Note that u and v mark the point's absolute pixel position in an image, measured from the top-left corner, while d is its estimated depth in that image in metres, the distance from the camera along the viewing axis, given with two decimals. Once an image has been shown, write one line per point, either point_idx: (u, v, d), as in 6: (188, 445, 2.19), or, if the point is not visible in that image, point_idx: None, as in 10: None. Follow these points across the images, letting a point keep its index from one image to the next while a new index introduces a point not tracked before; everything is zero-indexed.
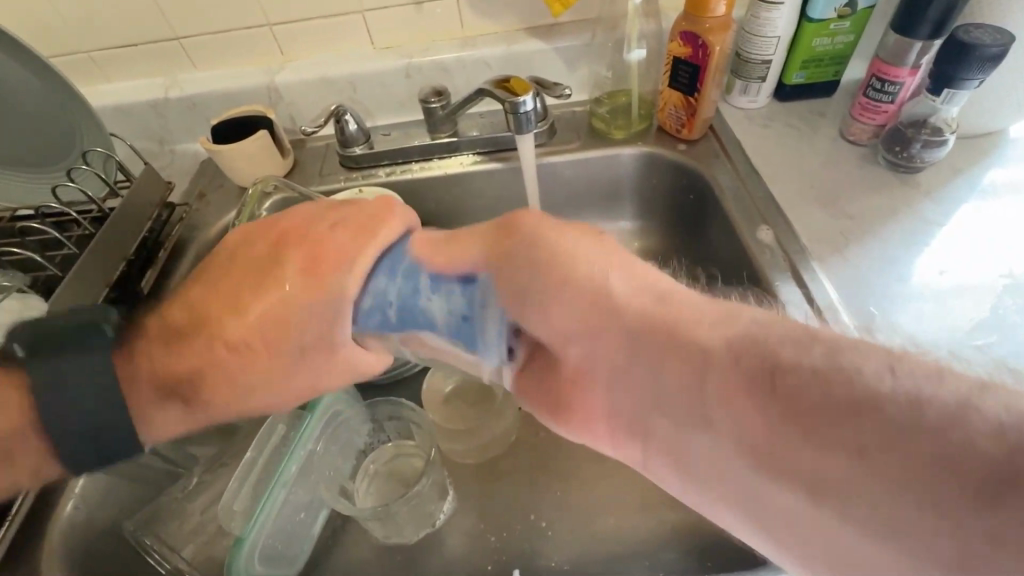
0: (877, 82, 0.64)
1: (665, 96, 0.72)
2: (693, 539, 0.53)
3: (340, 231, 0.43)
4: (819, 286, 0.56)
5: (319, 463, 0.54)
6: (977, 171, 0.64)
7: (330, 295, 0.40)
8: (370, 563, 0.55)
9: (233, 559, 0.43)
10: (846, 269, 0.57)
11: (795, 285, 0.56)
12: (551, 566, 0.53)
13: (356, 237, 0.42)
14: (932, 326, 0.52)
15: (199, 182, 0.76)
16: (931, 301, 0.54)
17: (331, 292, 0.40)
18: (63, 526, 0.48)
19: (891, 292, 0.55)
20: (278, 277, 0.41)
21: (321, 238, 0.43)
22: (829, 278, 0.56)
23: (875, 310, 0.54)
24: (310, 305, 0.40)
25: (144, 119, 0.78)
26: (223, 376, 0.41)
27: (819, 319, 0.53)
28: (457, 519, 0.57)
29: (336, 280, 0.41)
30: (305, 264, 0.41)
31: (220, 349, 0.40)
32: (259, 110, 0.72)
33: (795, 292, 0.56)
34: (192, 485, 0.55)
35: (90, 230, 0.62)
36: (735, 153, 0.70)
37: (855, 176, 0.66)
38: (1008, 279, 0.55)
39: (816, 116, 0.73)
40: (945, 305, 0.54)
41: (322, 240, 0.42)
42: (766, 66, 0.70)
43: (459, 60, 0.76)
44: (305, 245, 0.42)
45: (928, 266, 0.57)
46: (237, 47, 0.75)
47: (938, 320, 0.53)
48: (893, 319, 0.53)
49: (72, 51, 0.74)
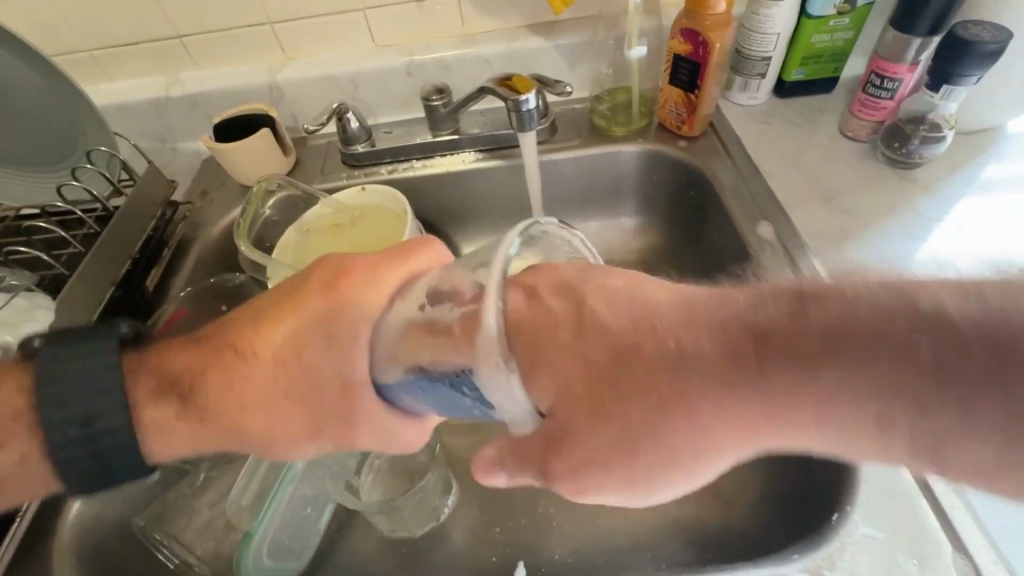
0: (876, 78, 0.65)
1: (665, 93, 0.72)
2: (695, 532, 0.54)
3: (372, 256, 0.43)
4: None
5: (325, 460, 0.55)
6: (976, 166, 0.65)
7: (359, 323, 0.39)
8: (376, 558, 0.55)
9: (240, 556, 0.44)
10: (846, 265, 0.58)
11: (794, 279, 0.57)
12: (555, 559, 0.54)
13: (388, 260, 0.43)
14: None
15: (201, 180, 0.76)
16: None
17: (363, 320, 0.39)
18: (75, 521, 0.48)
19: None
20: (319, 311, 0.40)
21: (348, 266, 0.43)
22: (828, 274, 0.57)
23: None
24: (343, 330, 0.39)
25: (147, 118, 0.78)
26: (240, 408, 0.40)
27: None
28: (461, 513, 0.58)
29: (355, 304, 0.40)
30: (328, 281, 0.42)
31: (279, 393, 0.40)
32: (261, 109, 0.72)
33: None
34: (198, 482, 0.55)
35: (95, 228, 0.62)
36: (735, 149, 0.71)
37: (854, 172, 0.66)
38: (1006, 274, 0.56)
39: (815, 113, 0.73)
40: None
41: (354, 270, 0.42)
42: (765, 63, 0.70)
43: (460, 57, 0.76)
44: (327, 269, 0.43)
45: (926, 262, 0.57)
46: (238, 46, 0.76)
47: None
48: None
49: (73, 49, 0.75)
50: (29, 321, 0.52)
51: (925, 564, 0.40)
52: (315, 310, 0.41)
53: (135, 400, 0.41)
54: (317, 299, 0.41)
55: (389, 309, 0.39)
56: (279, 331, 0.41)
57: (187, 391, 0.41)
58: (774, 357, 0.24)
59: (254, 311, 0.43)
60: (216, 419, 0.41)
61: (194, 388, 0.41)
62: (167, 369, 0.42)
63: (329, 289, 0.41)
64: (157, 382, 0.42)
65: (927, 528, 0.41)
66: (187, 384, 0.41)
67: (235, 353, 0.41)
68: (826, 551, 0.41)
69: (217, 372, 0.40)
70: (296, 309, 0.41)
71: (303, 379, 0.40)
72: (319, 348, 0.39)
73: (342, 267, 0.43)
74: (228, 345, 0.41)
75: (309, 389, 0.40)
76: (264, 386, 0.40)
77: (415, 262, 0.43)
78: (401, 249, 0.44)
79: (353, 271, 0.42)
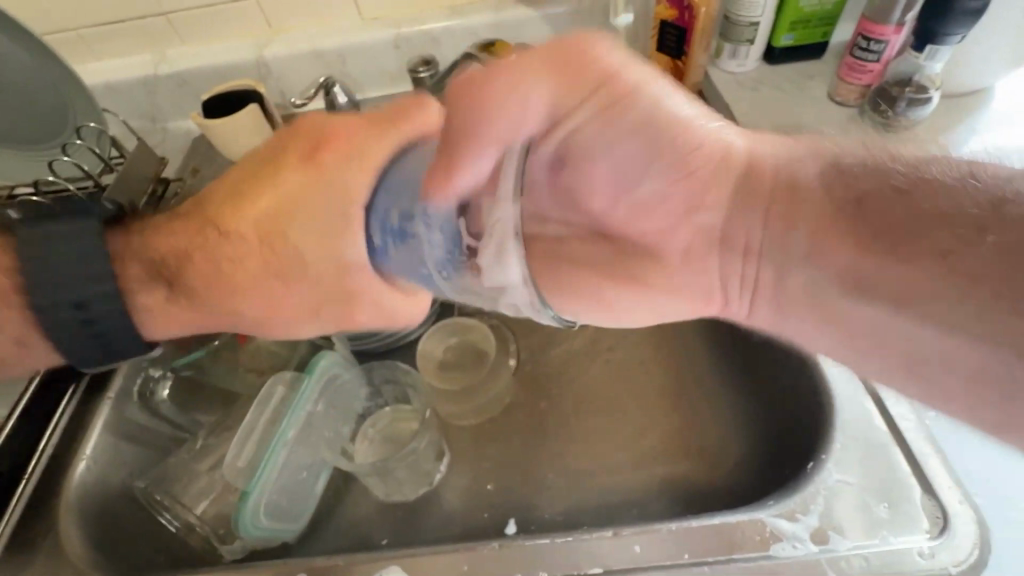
0: (863, 40, 0.65)
1: (653, 61, 0.72)
2: (683, 489, 0.56)
3: (359, 123, 0.43)
4: None
5: (319, 425, 0.56)
6: (964, 129, 0.65)
7: (352, 202, 0.41)
8: (372, 520, 0.57)
9: (238, 512, 0.47)
10: None
11: None
12: (544, 517, 0.55)
13: (373, 129, 0.43)
14: None
15: (193, 158, 0.77)
16: None
17: (350, 198, 0.40)
18: (78, 483, 0.50)
19: None
20: (286, 179, 0.43)
21: (333, 143, 0.43)
22: None
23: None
24: (336, 203, 0.41)
25: (136, 96, 0.78)
26: (216, 280, 0.44)
27: None
28: (453, 477, 0.59)
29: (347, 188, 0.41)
30: (308, 155, 0.44)
31: (265, 264, 0.43)
32: (249, 84, 0.72)
33: None
34: (198, 445, 0.56)
35: (88, 205, 0.63)
36: (723, 116, 0.71)
37: (843, 136, 0.66)
38: None
39: (804, 79, 0.73)
40: None
41: (335, 139, 0.43)
42: (753, 28, 0.70)
43: (448, 28, 0.76)
44: (307, 143, 0.44)
45: None
46: (225, 21, 0.75)
47: None
48: None
49: (59, 28, 0.74)
50: None
51: (895, 506, 0.41)
52: (304, 183, 0.43)
53: (128, 283, 0.44)
54: (296, 170, 0.43)
55: (377, 178, 0.41)
56: (258, 203, 0.43)
57: (188, 296, 0.45)
58: (912, 236, 0.28)
59: (237, 181, 0.45)
60: (219, 305, 0.45)
61: (182, 274, 0.44)
62: (161, 270, 0.45)
63: (311, 165, 0.43)
64: (151, 264, 0.45)
65: (898, 474, 0.43)
66: (171, 256, 0.44)
67: (216, 229, 0.43)
68: (801, 497, 0.43)
69: (197, 243, 0.44)
70: (275, 180, 0.43)
71: (292, 266, 0.43)
72: (308, 230, 0.42)
73: (321, 142, 0.44)
74: (213, 209, 0.44)
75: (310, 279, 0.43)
76: (252, 264, 0.43)
77: (412, 124, 0.42)
78: (388, 115, 0.43)
79: (336, 137, 0.44)
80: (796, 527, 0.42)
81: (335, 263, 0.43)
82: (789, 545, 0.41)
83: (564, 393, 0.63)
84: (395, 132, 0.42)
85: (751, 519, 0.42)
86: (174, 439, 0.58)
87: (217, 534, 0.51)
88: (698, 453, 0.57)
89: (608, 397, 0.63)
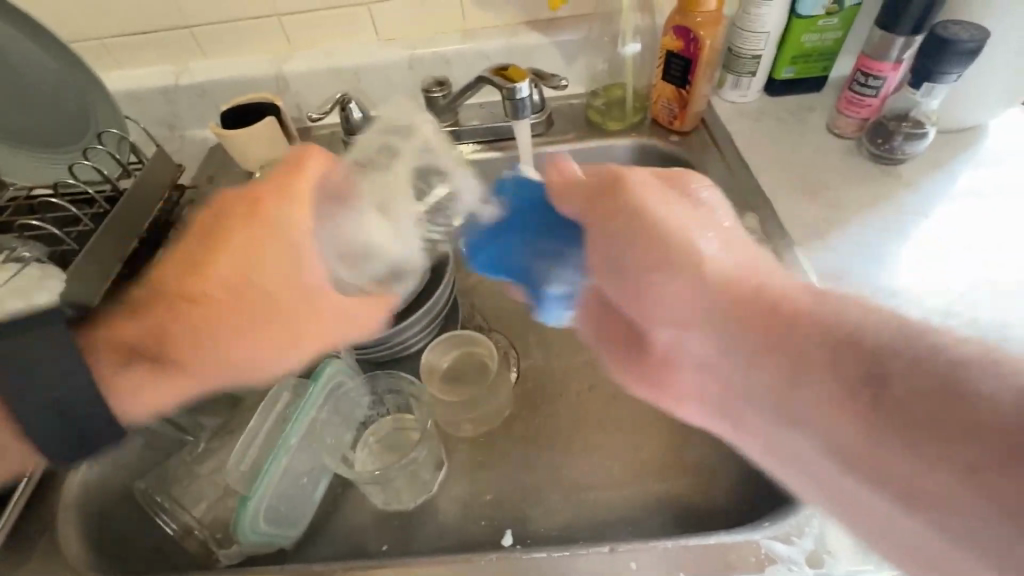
0: (862, 76, 0.67)
1: (658, 89, 0.75)
2: (680, 508, 0.56)
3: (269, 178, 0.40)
4: (833, 235, 0.62)
5: (320, 432, 0.56)
6: (959, 163, 0.67)
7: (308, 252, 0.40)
8: (369, 529, 0.57)
9: (238, 519, 0.47)
10: (855, 232, 0.62)
11: (811, 230, 0.63)
12: (541, 532, 0.56)
13: (286, 192, 0.40)
14: (932, 270, 0.58)
15: (208, 165, 0.79)
16: (925, 257, 0.59)
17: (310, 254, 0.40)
18: (79, 481, 0.52)
19: (888, 250, 0.60)
20: (224, 244, 0.39)
21: (261, 203, 0.39)
22: (834, 239, 0.62)
23: (871, 293, 0.57)
24: (301, 260, 0.40)
25: (156, 105, 0.81)
26: (201, 352, 0.41)
27: (811, 251, 0.61)
28: (451, 488, 0.59)
29: (281, 217, 0.39)
30: (243, 223, 0.39)
31: (191, 322, 0.40)
32: (267, 97, 0.74)
33: (808, 230, 0.63)
34: (198, 450, 0.57)
35: (105, 208, 0.64)
36: (725, 144, 0.73)
37: (841, 166, 0.69)
38: (994, 259, 0.58)
39: (805, 110, 0.75)
40: (938, 263, 0.58)
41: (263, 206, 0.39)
42: (756, 61, 0.72)
43: (461, 51, 0.78)
44: (245, 222, 0.39)
45: (921, 242, 0.60)
46: (246, 36, 0.78)
47: (937, 267, 0.58)
48: (884, 265, 0.59)
49: (87, 37, 0.77)
50: (40, 291, 0.53)
51: None
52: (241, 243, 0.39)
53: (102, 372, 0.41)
54: (241, 244, 0.39)
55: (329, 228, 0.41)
56: (216, 270, 0.39)
57: (168, 357, 0.41)
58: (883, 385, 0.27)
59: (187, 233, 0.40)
60: (200, 360, 0.41)
61: (170, 346, 0.41)
62: (125, 336, 0.41)
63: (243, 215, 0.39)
64: (138, 351, 0.41)
65: None
66: (152, 326, 0.40)
67: (181, 315, 0.40)
68: (796, 520, 0.43)
69: (176, 334, 0.40)
70: (220, 248, 0.39)
71: (258, 305, 0.40)
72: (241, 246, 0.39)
73: (250, 206, 0.39)
74: (170, 273, 0.40)
75: (286, 321, 0.41)
76: (232, 330, 0.40)
77: (310, 179, 0.41)
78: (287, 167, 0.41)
79: (264, 199, 0.40)
80: (792, 551, 0.42)
81: (301, 299, 0.41)
82: (784, 568, 0.41)
83: (563, 409, 0.64)
84: (303, 189, 0.40)
85: (748, 540, 0.43)
86: (178, 440, 0.58)
87: (214, 539, 0.51)
88: (693, 472, 0.58)
89: (607, 414, 0.63)
